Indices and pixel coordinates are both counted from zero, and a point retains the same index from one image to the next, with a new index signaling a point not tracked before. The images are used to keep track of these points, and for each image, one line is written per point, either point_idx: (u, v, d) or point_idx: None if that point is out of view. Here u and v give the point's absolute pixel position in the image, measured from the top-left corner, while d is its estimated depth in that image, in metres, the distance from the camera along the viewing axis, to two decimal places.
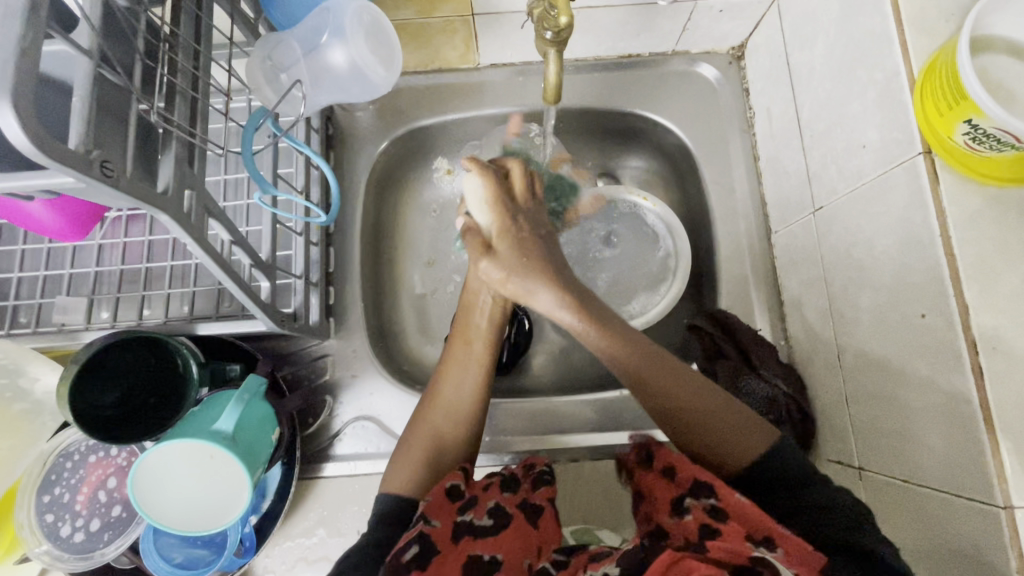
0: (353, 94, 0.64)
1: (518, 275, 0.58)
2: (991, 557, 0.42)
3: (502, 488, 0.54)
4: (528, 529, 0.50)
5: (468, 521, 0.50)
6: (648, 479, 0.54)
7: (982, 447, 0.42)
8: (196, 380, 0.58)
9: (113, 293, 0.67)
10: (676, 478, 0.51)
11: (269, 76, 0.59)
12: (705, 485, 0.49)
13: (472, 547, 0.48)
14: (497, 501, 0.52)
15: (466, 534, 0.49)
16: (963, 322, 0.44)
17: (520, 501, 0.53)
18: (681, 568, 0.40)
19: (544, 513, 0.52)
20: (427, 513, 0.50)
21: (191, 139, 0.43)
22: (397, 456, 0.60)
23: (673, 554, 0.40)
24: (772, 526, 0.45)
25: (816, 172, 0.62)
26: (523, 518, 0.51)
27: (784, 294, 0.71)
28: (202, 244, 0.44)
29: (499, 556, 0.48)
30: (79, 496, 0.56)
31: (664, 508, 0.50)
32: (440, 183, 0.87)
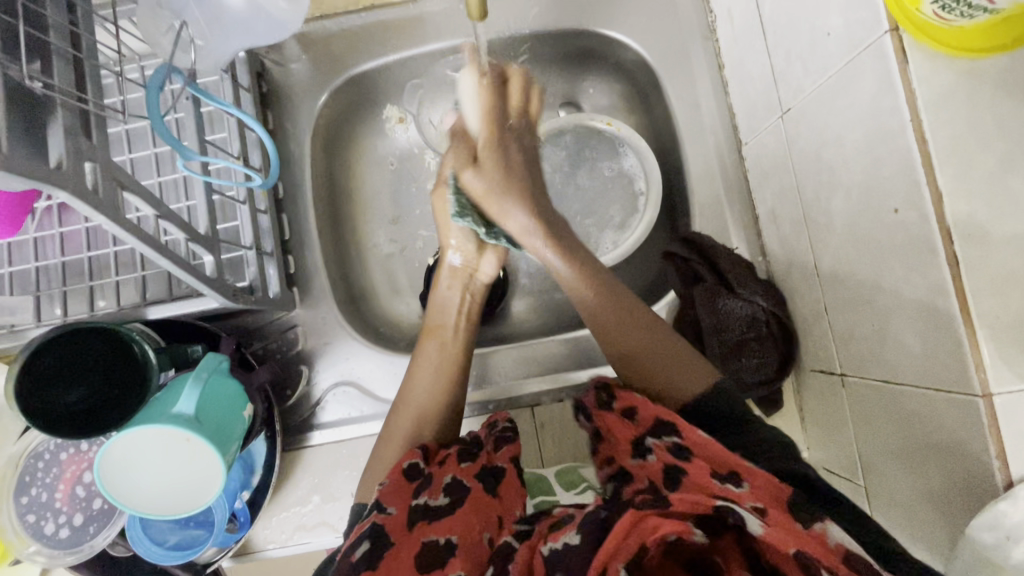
0: (259, 33, 0.60)
1: (497, 192, 0.63)
2: (969, 445, 0.42)
3: (462, 457, 0.55)
4: (486, 504, 0.51)
5: (424, 504, 0.51)
6: (608, 420, 0.54)
7: (959, 339, 0.41)
8: (156, 366, 0.55)
9: (58, 287, 0.63)
10: (636, 418, 0.52)
11: (160, 24, 0.55)
12: (666, 425, 0.50)
13: (426, 532, 0.49)
14: (454, 475, 0.53)
15: (421, 518, 0.50)
16: (937, 211, 0.41)
17: (480, 469, 0.54)
18: (646, 525, 0.41)
19: (503, 476, 0.53)
20: (380, 500, 0.51)
21: (82, 104, 0.39)
22: (392, 411, 0.62)
23: (635, 515, 0.41)
24: (735, 458, 0.47)
25: (781, 71, 0.58)
26: (481, 488, 0.52)
27: (759, 209, 0.68)
28: (118, 220, 0.41)
29: (454, 539, 0.48)
30: (58, 493, 0.55)
31: (625, 449, 0.52)
32: (393, 133, 0.81)
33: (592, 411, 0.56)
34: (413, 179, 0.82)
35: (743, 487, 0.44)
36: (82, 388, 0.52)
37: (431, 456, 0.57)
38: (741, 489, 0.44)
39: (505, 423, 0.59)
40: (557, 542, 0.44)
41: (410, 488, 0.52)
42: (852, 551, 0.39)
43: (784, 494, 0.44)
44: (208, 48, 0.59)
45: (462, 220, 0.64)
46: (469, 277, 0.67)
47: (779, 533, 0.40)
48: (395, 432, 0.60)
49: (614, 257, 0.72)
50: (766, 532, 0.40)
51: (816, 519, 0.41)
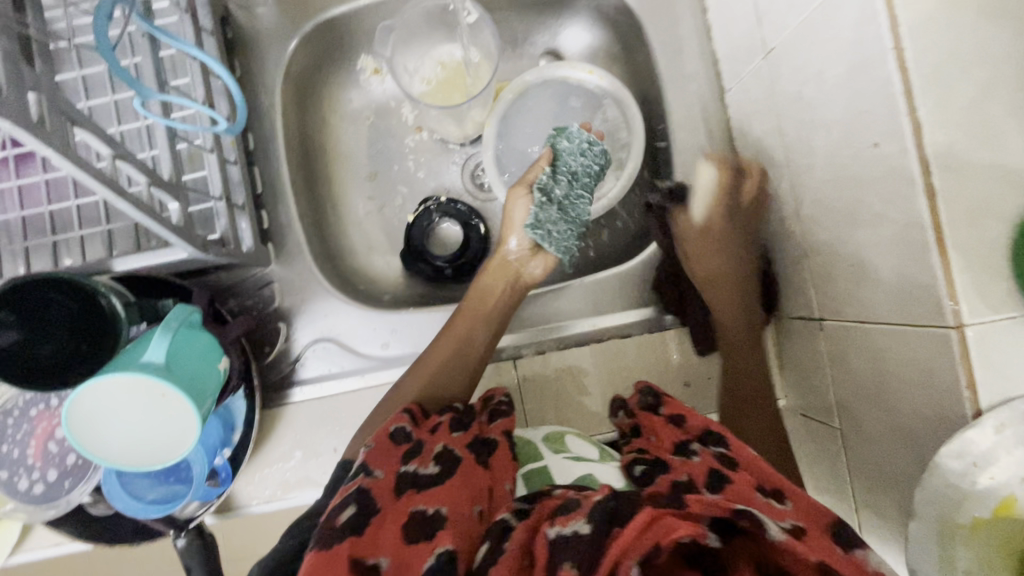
0: None
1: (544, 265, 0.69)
2: (940, 376, 0.42)
3: (455, 428, 0.53)
4: (474, 474, 0.47)
5: (414, 470, 0.47)
6: (652, 419, 0.56)
7: (934, 271, 0.41)
8: (124, 318, 0.54)
9: (20, 243, 0.61)
10: (684, 427, 0.53)
11: None
12: (713, 436, 0.50)
13: (413, 501, 0.44)
14: (445, 444, 0.50)
15: (410, 483, 0.45)
16: (916, 142, 0.41)
17: (471, 440, 0.51)
18: (664, 525, 0.36)
19: (496, 446, 0.52)
20: (366, 463, 0.46)
21: (22, 31, 0.37)
22: (423, 357, 0.64)
23: (651, 513, 0.37)
24: (779, 478, 0.45)
25: (765, 9, 0.56)
26: (473, 459, 0.49)
27: (741, 158, 0.67)
28: (69, 154, 0.38)
29: (442, 509, 0.43)
30: (30, 449, 0.53)
31: (665, 449, 0.51)
32: (368, 85, 0.79)
33: (636, 413, 0.58)
34: (390, 133, 0.80)
35: (787, 504, 0.43)
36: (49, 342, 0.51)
37: (420, 421, 0.55)
38: (785, 507, 0.42)
39: (501, 398, 0.60)
40: (565, 527, 0.38)
41: (400, 454, 0.48)
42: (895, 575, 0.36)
43: (828, 514, 0.41)
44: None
45: (533, 229, 0.66)
46: (517, 271, 0.68)
47: (806, 547, 0.37)
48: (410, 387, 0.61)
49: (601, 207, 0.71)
50: (784, 539, 0.36)
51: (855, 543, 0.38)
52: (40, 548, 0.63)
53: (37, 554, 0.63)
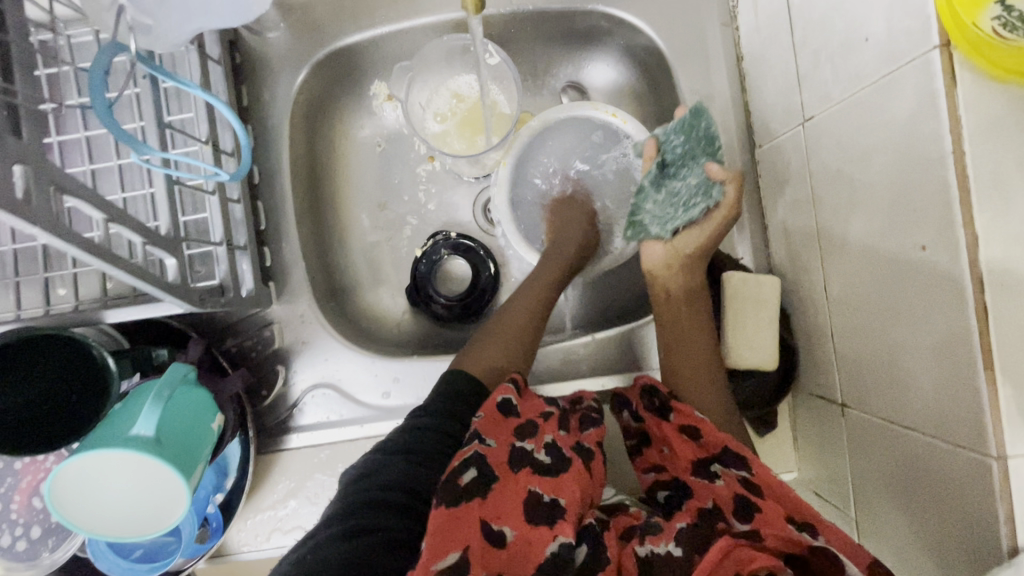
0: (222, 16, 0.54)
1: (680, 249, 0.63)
2: (975, 502, 0.40)
3: (559, 424, 0.53)
4: (587, 478, 0.48)
5: (529, 452, 0.48)
6: (663, 428, 0.54)
7: (979, 394, 0.38)
8: (117, 372, 0.51)
9: (9, 277, 0.58)
10: (700, 440, 0.52)
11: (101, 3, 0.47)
12: (734, 457, 0.49)
13: (531, 481, 0.46)
14: (553, 438, 0.50)
15: (523, 462, 0.47)
16: (969, 256, 0.38)
17: (574, 443, 0.51)
18: (741, 553, 0.41)
19: (595, 457, 0.51)
20: (482, 431, 0.48)
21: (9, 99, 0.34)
22: (494, 324, 0.62)
23: (728, 543, 0.42)
24: (809, 509, 0.45)
25: (807, 73, 0.53)
26: (581, 462, 0.49)
27: (768, 218, 0.64)
28: (57, 231, 0.36)
29: (560, 500, 0.45)
30: (14, 504, 0.51)
31: (682, 469, 0.52)
32: (381, 112, 0.75)
33: (642, 415, 0.57)
34: (402, 165, 0.77)
35: (820, 540, 0.42)
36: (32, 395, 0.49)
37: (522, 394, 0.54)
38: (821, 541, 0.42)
39: (592, 401, 0.58)
40: (658, 546, 0.44)
41: (510, 426, 0.50)
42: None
43: (864, 558, 0.41)
44: (161, 27, 0.49)
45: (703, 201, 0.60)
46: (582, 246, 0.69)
47: None
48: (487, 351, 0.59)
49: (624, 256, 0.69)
50: None
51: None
52: None
53: None
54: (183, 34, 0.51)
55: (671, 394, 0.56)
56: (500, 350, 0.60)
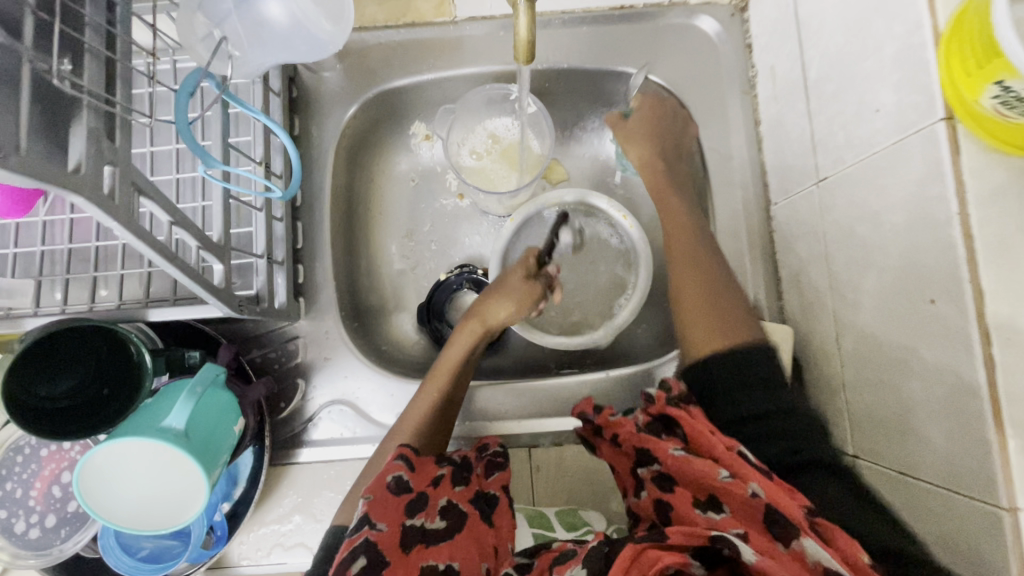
0: (299, 51, 0.56)
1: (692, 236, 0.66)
2: (988, 556, 0.40)
3: (456, 480, 0.57)
4: (480, 531, 0.54)
5: (418, 526, 0.52)
6: (603, 446, 0.60)
7: (990, 447, 0.39)
8: (151, 369, 0.53)
9: (61, 274, 0.62)
10: (620, 445, 0.58)
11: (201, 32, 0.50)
12: (650, 452, 0.54)
13: (424, 557, 0.50)
14: (450, 498, 0.55)
15: (416, 541, 0.51)
16: (977, 310, 0.40)
17: (473, 493, 0.56)
18: (644, 561, 0.41)
19: (497, 504, 0.57)
20: (371, 515, 0.51)
21: (110, 108, 0.38)
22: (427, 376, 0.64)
23: (636, 545, 0.42)
24: (715, 483, 0.48)
25: (822, 138, 0.57)
26: (478, 516, 0.55)
27: (782, 271, 0.67)
28: (132, 227, 0.39)
29: (454, 565, 0.50)
30: (34, 491, 0.52)
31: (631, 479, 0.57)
32: (418, 150, 0.81)
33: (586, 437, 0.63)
34: (433, 200, 0.81)
35: (724, 513, 0.48)
36: (68, 384, 0.51)
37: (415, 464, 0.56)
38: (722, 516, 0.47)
39: (495, 447, 0.63)
40: None
41: (399, 502, 0.52)
42: (830, 567, 0.40)
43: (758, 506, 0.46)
44: (246, 58, 0.54)
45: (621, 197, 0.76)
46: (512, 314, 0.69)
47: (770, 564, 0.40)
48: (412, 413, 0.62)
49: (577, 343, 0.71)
50: (759, 561, 0.40)
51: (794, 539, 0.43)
52: None
53: None
54: (264, 59, 0.55)
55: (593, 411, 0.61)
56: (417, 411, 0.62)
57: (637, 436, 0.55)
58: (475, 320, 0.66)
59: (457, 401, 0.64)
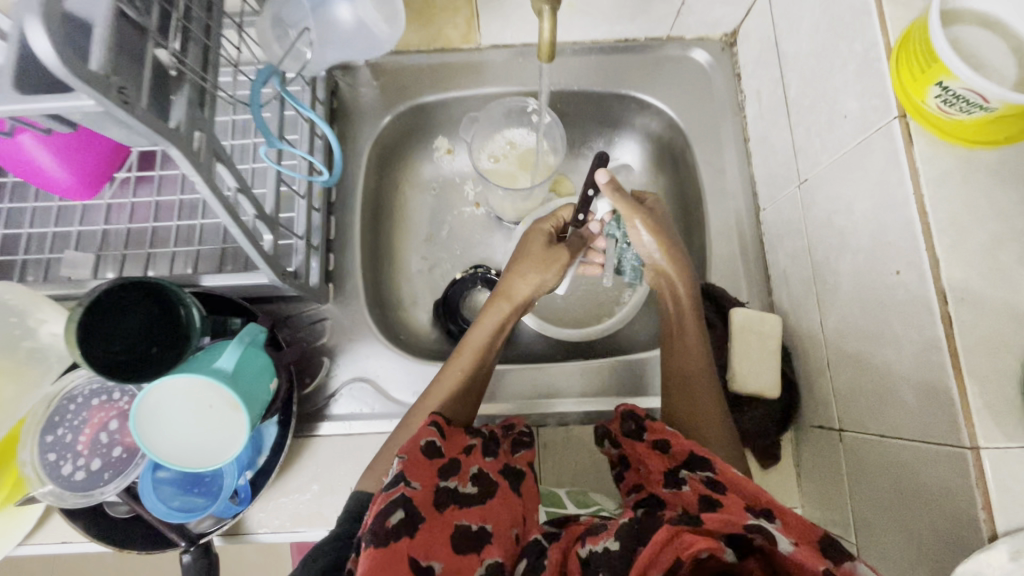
0: (357, 49, 0.67)
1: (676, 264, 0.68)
2: (958, 496, 0.44)
3: (485, 451, 0.60)
4: (511, 501, 0.56)
5: (452, 488, 0.55)
6: (637, 448, 0.55)
7: (952, 394, 0.44)
8: (199, 328, 0.58)
9: (118, 251, 0.70)
10: (670, 451, 0.53)
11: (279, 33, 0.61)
12: (701, 460, 0.50)
13: (457, 515, 0.53)
14: (479, 467, 0.58)
15: (448, 502, 0.53)
16: (934, 274, 0.46)
17: (502, 466, 0.60)
18: (681, 542, 0.40)
19: (525, 478, 0.59)
20: (407, 473, 0.53)
21: (203, 83, 0.46)
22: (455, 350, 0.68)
23: (671, 529, 0.41)
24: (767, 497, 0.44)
25: (802, 146, 0.65)
26: (508, 488, 0.57)
27: (772, 269, 0.73)
28: (210, 184, 0.46)
29: (488, 526, 0.53)
30: (82, 437, 0.58)
31: (658, 479, 0.52)
32: (440, 162, 0.89)
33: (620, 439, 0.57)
34: (452, 205, 0.89)
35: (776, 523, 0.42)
36: (123, 342, 0.55)
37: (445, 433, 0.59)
38: (776, 524, 0.42)
39: (522, 427, 0.66)
40: (597, 544, 0.44)
41: (433, 467, 0.55)
42: None
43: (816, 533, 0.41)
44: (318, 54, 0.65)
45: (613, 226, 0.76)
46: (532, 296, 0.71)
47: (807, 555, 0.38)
48: (437, 389, 0.66)
49: (584, 334, 0.76)
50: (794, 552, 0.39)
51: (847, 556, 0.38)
52: (48, 544, 0.64)
53: (42, 549, 0.64)
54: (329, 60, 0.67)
55: (646, 416, 0.56)
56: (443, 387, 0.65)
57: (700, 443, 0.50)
58: (503, 298, 0.70)
59: (484, 373, 0.68)
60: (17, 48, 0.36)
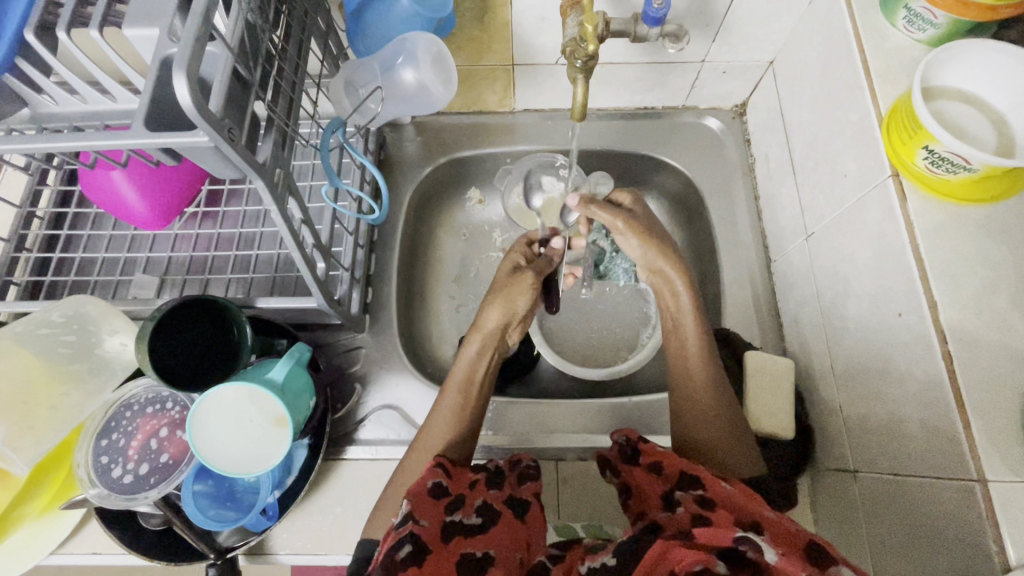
0: (416, 104, 0.76)
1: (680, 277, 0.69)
2: (970, 528, 0.45)
3: (490, 484, 0.58)
4: (515, 526, 0.53)
5: (459, 521, 0.52)
6: (635, 473, 0.57)
7: (956, 427, 0.46)
8: (249, 347, 0.63)
9: (181, 276, 0.77)
10: (662, 473, 0.55)
11: (350, 91, 0.72)
12: (691, 480, 0.52)
13: (463, 545, 0.50)
14: (484, 500, 0.56)
15: (454, 532, 0.51)
16: (933, 316, 0.50)
17: (508, 498, 0.57)
18: (672, 558, 0.42)
19: (531, 507, 0.57)
20: (414, 511, 0.51)
21: (286, 128, 0.54)
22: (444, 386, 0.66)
23: (663, 544, 0.43)
24: (756, 511, 0.47)
25: (807, 203, 0.71)
26: (511, 516, 0.55)
27: (785, 316, 0.77)
28: (283, 213, 0.52)
29: (491, 552, 0.50)
30: (133, 442, 0.62)
31: (655, 502, 0.53)
32: (472, 211, 0.97)
33: (620, 467, 0.60)
34: (480, 249, 0.96)
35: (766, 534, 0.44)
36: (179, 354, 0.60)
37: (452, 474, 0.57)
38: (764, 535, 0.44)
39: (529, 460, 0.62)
40: (596, 562, 0.46)
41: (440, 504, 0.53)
42: None
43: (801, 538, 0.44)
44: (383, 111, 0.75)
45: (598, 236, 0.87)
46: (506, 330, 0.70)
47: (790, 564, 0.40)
48: (430, 435, 0.63)
49: (602, 373, 0.78)
50: (779, 562, 0.40)
51: (829, 562, 0.41)
52: (77, 554, 0.66)
53: (72, 559, 0.66)
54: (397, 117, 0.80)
55: (639, 439, 0.60)
56: (434, 429, 0.63)
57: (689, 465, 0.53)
58: (478, 334, 0.69)
59: (478, 405, 0.66)
60: (150, 96, 0.44)
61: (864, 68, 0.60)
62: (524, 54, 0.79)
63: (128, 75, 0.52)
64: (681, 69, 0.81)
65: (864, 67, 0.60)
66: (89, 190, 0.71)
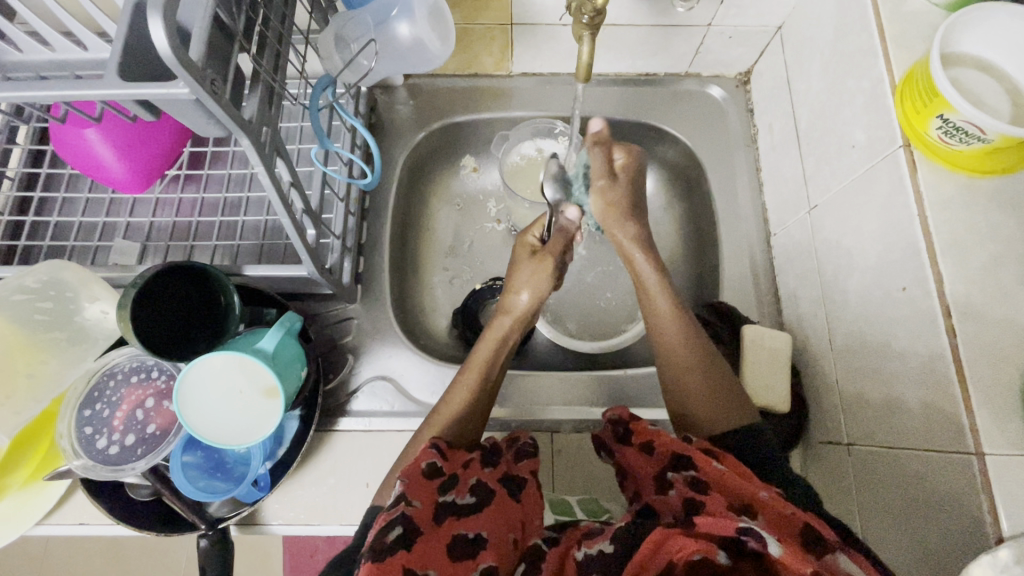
0: (410, 62, 0.73)
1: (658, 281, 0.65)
2: (964, 501, 0.45)
3: (485, 462, 0.57)
4: (508, 505, 0.53)
5: (450, 501, 0.52)
6: (628, 454, 0.57)
7: (957, 402, 0.46)
8: (236, 315, 0.61)
9: (164, 243, 0.74)
10: (655, 453, 0.55)
11: (339, 46, 0.68)
12: (684, 458, 0.52)
13: (456, 526, 0.50)
14: (479, 478, 0.55)
15: (447, 513, 0.51)
16: (938, 290, 0.49)
17: (502, 475, 0.56)
18: (673, 544, 0.42)
19: (526, 486, 0.56)
20: (407, 493, 0.50)
21: (273, 83, 0.50)
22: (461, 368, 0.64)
23: (661, 533, 0.43)
24: (753, 494, 0.46)
25: (812, 174, 0.69)
26: (506, 494, 0.54)
27: (783, 290, 0.76)
28: (271, 174, 0.50)
29: (483, 532, 0.50)
30: (118, 412, 0.60)
31: (650, 483, 0.53)
32: (466, 179, 0.95)
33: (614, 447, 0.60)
34: (475, 220, 0.94)
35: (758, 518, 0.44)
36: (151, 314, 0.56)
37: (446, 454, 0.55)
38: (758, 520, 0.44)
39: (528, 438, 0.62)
40: (592, 548, 0.46)
41: (433, 485, 0.52)
42: None
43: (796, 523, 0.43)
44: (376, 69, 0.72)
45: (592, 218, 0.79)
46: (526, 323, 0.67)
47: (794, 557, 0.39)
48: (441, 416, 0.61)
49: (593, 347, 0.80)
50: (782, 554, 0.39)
51: (826, 550, 0.41)
52: (61, 525, 0.65)
53: (58, 529, 0.65)
54: (389, 75, 0.76)
55: (631, 419, 0.59)
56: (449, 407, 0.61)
57: (685, 446, 0.53)
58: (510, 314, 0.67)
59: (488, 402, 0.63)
60: (123, 42, 0.40)
61: (878, 32, 0.58)
62: (524, 12, 0.76)
63: (99, 22, 0.49)
64: (687, 33, 0.78)
65: (879, 31, 0.58)
66: (63, 149, 0.67)
